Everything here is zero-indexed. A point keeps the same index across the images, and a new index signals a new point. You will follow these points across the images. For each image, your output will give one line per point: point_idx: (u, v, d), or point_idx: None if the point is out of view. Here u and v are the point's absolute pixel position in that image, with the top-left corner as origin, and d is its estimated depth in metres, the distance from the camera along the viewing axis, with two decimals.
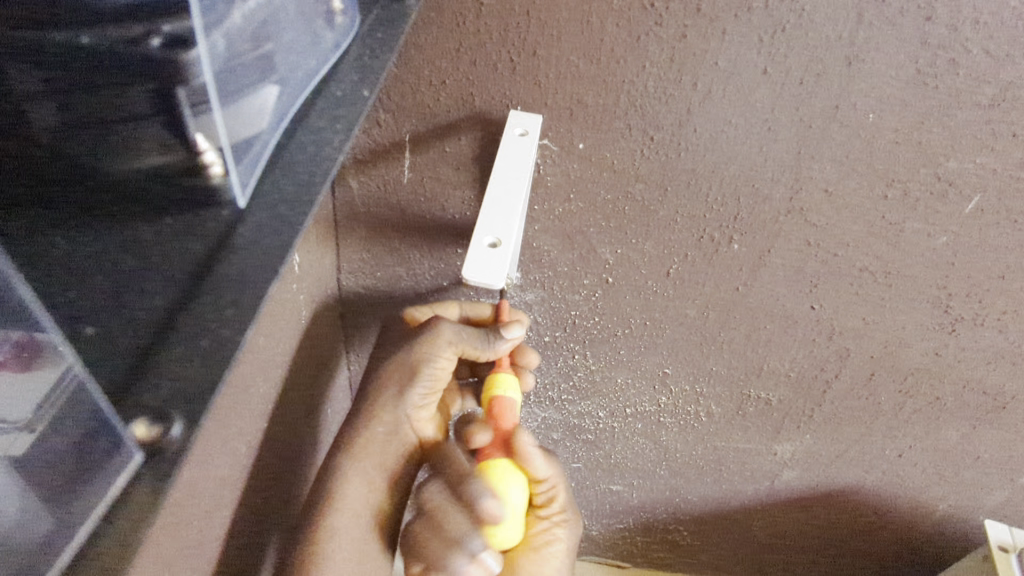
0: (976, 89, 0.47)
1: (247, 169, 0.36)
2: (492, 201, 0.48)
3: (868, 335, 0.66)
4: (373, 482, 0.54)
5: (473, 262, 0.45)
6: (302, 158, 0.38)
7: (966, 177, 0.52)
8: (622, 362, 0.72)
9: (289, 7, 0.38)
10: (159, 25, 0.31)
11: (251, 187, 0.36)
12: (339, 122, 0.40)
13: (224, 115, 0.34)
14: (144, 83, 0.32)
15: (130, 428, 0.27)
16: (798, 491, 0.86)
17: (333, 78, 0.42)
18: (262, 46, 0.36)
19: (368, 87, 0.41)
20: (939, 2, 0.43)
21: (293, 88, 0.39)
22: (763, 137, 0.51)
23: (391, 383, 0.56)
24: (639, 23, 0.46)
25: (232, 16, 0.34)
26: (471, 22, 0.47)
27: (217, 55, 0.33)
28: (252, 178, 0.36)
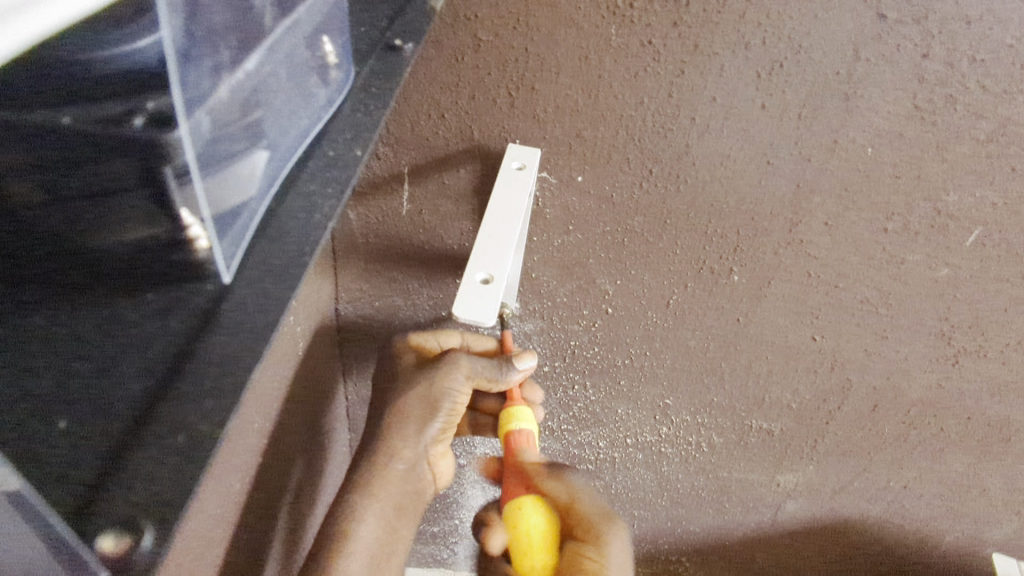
0: (973, 125, 0.47)
1: (235, 241, 0.33)
2: (484, 236, 0.48)
3: (871, 366, 0.65)
4: (385, 520, 0.53)
5: (464, 298, 0.45)
6: (293, 225, 0.35)
7: (966, 211, 0.52)
8: (623, 393, 0.71)
9: (281, 69, 0.36)
10: (144, 100, 0.29)
11: (238, 262, 0.33)
12: (331, 184, 0.37)
13: (211, 188, 0.31)
14: (126, 157, 0.29)
15: (96, 542, 0.23)
16: (802, 523, 0.85)
17: (326, 137, 0.40)
18: (250, 115, 0.34)
19: (361, 146, 0.39)
20: (935, 40, 0.43)
21: (284, 149, 0.37)
22: (763, 170, 0.51)
23: (407, 420, 0.53)
24: (637, 59, 0.46)
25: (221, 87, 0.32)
26: (469, 58, 0.47)
27: (202, 131, 0.30)
28: (239, 251, 0.33)
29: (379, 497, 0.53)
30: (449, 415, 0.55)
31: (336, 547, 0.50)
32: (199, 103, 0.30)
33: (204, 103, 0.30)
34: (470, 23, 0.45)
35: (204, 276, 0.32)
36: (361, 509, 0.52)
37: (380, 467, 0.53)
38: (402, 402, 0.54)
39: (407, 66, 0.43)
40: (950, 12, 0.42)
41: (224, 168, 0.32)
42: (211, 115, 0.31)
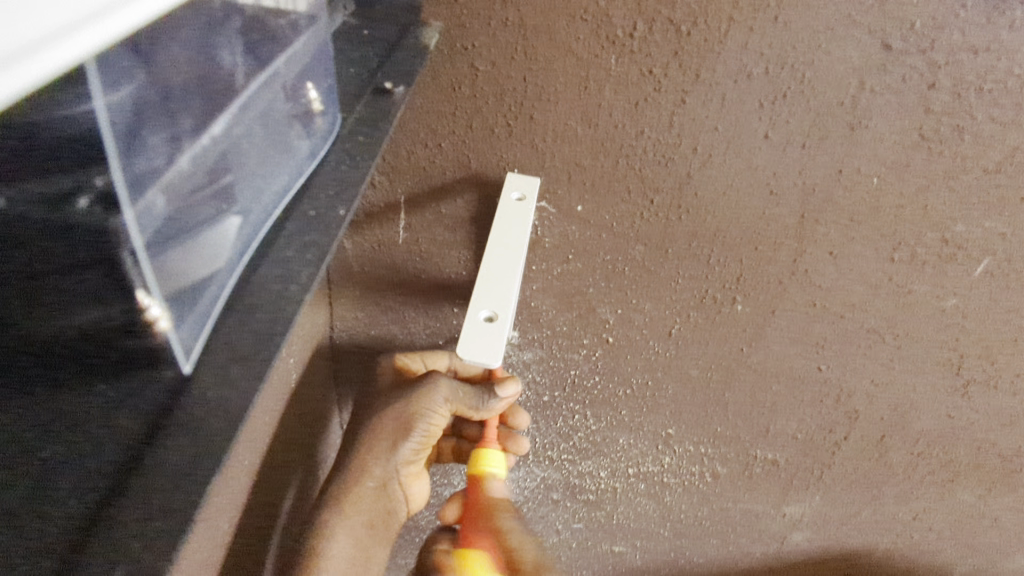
0: (980, 155, 0.46)
1: (199, 319, 0.31)
2: (486, 274, 0.46)
3: (877, 396, 0.63)
4: (358, 538, 0.50)
5: (469, 337, 0.43)
6: (264, 296, 0.33)
7: (974, 241, 0.51)
8: (624, 423, 0.70)
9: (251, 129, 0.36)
10: (92, 176, 0.32)
11: (203, 340, 0.31)
12: (308, 250, 0.35)
13: (168, 260, 0.31)
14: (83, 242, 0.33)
15: None
16: (808, 554, 0.83)
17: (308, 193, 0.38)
18: (217, 179, 0.34)
19: (344, 204, 0.37)
20: (941, 70, 0.42)
21: (257, 211, 0.36)
22: (765, 199, 0.50)
23: (381, 436, 0.51)
24: (637, 88, 0.45)
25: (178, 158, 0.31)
26: (467, 86, 0.46)
27: (156, 207, 0.30)
28: (204, 328, 0.31)
29: (353, 516, 0.50)
30: (424, 436, 0.52)
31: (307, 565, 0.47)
32: (151, 180, 0.30)
33: (159, 177, 0.30)
34: (468, 52, 0.45)
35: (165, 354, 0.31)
36: (334, 527, 0.49)
37: (349, 484, 0.51)
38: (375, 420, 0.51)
39: (398, 112, 0.41)
40: (955, 43, 0.41)
41: (185, 237, 0.32)
42: (167, 188, 0.31)
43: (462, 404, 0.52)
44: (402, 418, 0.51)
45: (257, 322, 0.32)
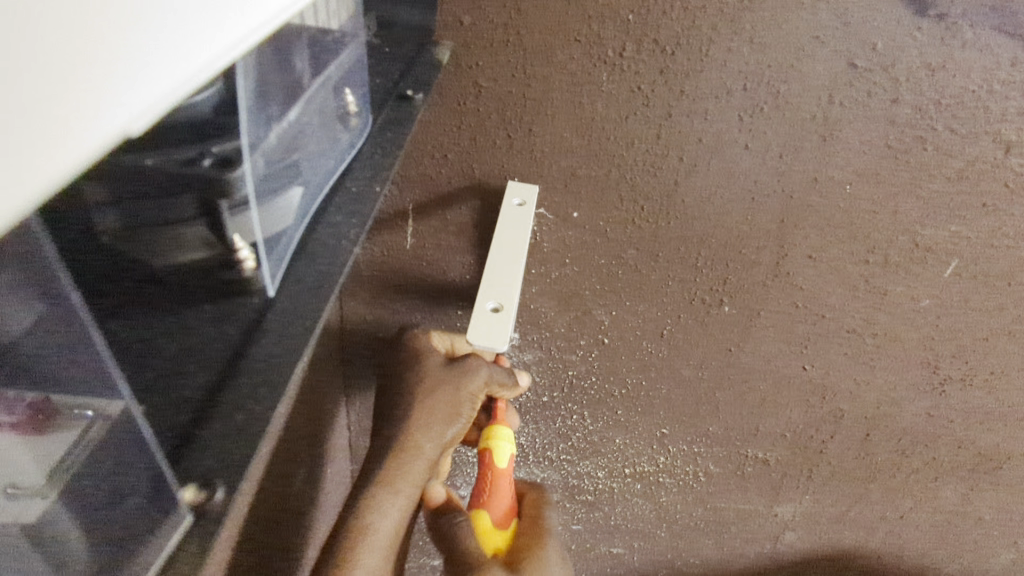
0: (943, 163, 0.50)
1: (278, 261, 0.37)
2: (493, 269, 0.50)
3: (861, 394, 0.67)
4: (405, 514, 0.47)
5: (478, 326, 0.47)
6: (322, 252, 0.38)
7: (942, 245, 0.55)
8: (621, 423, 0.73)
9: (313, 119, 0.41)
10: (210, 145, 0.35)
11: (281, 275, 0.37)
12: (353, 216, 0.40)
13: (262, 214, 0.37)
14: (190, 192, 0.34)
15: (181, 492, 0.28)
16: (801, 554, 0.85)
17: (348, 175, 0.43)
18: (290, 157, 0.39)
19: (380, 184, 0.42)
20: (902, 86, 0.47)
21: (313, 185, 0.41)
22: (748, 206, 0.54)
23: (435, 416, 0.50)
24: (627, 103, 0.49)
25: (269, 135, 0.37)
26: (471, 102, 0.51)
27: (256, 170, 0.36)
28: (281, 267, 0.38)
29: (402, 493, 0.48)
30: (466, 421, 0.52)
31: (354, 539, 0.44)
32: (253, 150, 0.36)
33: (258, 147, 0.36)
34: (473, 70, 0.49)
35: (250, 289, 0.37)
36: (383, 502, 0.46)
37: (402, 461, 0.48)
38: (429, 400, 0.51)
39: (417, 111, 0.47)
40: (913, 62, 0.46)
41: (268, 199, 0.37)
42: (263, 158, 0.37)
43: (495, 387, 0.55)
44: (454, 401, 0.51)
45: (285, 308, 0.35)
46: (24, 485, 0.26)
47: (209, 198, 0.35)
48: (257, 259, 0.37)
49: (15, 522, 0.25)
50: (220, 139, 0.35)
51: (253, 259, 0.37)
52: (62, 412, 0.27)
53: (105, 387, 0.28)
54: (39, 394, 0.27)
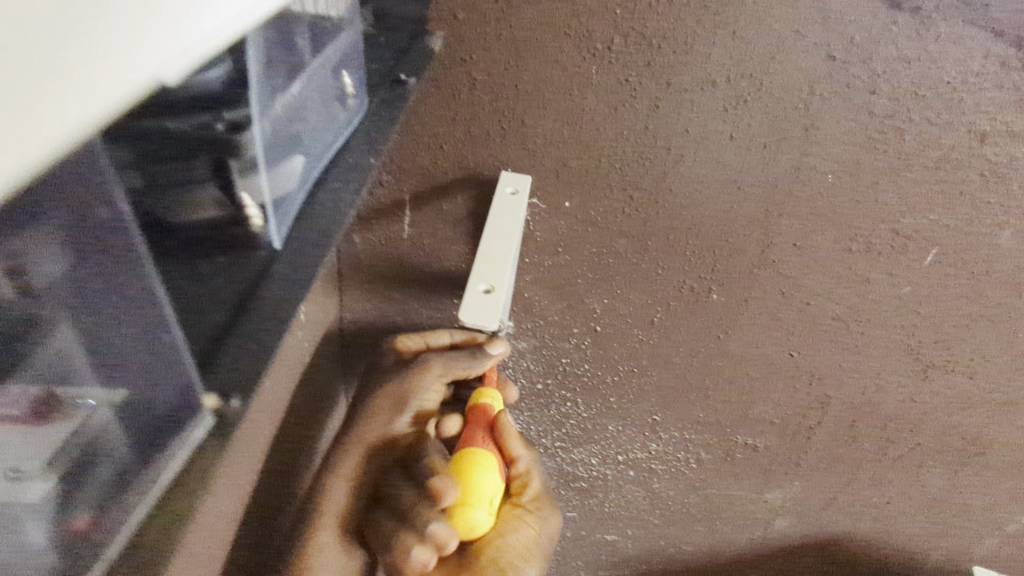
0: (922, 152, 0.52)
1: (282, 221, 0.41)
2: (484, 256, 0.52)
3: (847, 381, 0.69)
4: (359, 501, 0.52)
5: (467, 305, 0.49)
6: (323, 212, 0.43)
7: (920, 231, 0.57)
8: (614, 410, 0.74)
9: (313, 91, 0.43)
10: (222, 111, 0.39)
11: (286, 234, 0.41)
12: (351, 182, 0.44)
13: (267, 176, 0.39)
14: (205, 155, 0.39)
15: (203, 399, 0.33)
16: (790, 539, 0.87)
17: (346, 149, 0.46)
18: (290, 125, 0.41)
19: (375, 154, 0.46)
20: (880, 78, 0.49)
21: (312, 154, 0.44)
22: (733, 196, 0.56)
23: (383, 410, 0.54)
24: (616, 95, 0.51)
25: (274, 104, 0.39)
26: (465, 93, 0.52)
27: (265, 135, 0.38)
28: (286, 226, 0.41)
29: (351, 482, 0.51)
30: (419, 413, 0.55)
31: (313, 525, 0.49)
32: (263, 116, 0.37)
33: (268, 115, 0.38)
34: (466, 63, 0.51)
35: (255, 243, 0.41)
36: (332, 489, 0.50)
37: (353, 451, 0.52)
38: (377, 395, 0.55)
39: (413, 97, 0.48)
40: (890, 54, 0.48)
41: (271, 161, 0.39)
42: (268, 123, 0.38)
43: (457, 372, 0.56)
44: (400, 393, 0.54)
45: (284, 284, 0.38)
46: (24, 471, 0.29)
47: (220, 159, 0.39)
48: (264, 218, 0.40)
49: (21, 501, 0.28)
50: (231, 107, 0.39)
51: (260, 218, 0.40)
52: (66, 400, 0.31)
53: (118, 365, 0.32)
54: (44, 390, 0.30)
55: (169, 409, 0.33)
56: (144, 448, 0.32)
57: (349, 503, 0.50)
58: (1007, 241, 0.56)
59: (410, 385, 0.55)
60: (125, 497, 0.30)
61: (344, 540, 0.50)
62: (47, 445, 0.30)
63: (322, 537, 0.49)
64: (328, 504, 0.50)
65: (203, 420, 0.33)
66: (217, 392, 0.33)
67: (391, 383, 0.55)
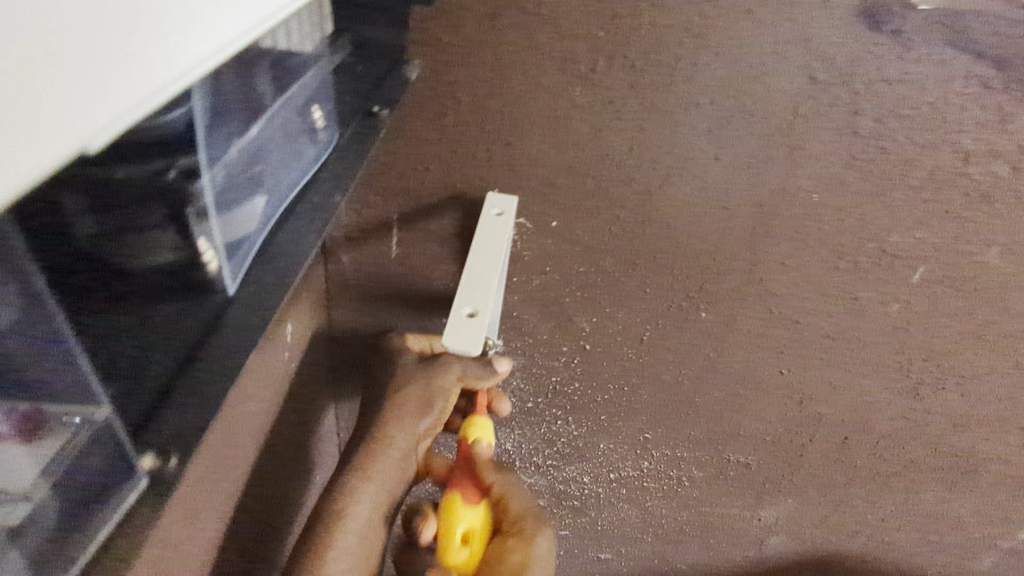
0: (906, 172, 0.52)
1: (239, 263, 0.43)
2: (471, 274, 0.52)
3: (837, 399, 0.68)
4: (379, 503, 0.50)
5: (452, 330, 0.49)
6: (281, 251, 0.44)
7: (908, 250, 0.57)
8: (605, 428, 0.74)
9: (277, 136, 0.47)
10: (176, 158, 0.40)
11: (242, 275, 0.43)
12: (312, 222, 0.46)
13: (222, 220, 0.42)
14: (159, 202, 0.40)
15: (141, 459, 0.34)
16: (786, 557, 0.86)
17: (314, 186, 0.49)
18: (252, 170, 0.45)
19: (339, 192, 0.48)
20: (863, 99, 0.49)
21: (282, 196, 0.47)
22: (720, 215, 0.56)
23: (408, 411, 0.52)
24: (600, 117, 0.52)
25: (229, 151, 0.43)
26: (450, 115, 0.52)
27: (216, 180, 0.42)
28: (244, 265, 0.43)
29: (375, 482, 0.50)
30: (442, 413, 0.53)
31: (327, 530, 0.48)
32: (212, 161, 0.42)
33: (216, 158, 0.42)
34: (450, 85, 0.51)
35: (214, 286, 0.42)
36: (356, 491, 0.49)
37: (377, 450, 0.51)
38: (400, 394, 0.53)
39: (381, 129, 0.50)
40: (872, 75, 0.48)
41: (231, 206, 0.43)
42: (224, 171, 0.43)
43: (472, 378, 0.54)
44: (425, 393, 0.52)
45: (243, 330, 0.40)
46: (3, 492, 0.32)
47: (176, 206, 0.41)
48: (218, 260, 0.42)
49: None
50: (185, 152, 0.40)
51: (214, 260, 0.42)
52: (51, 419, 0.34)
53: (84, 401, 0.34)
54: (34, 407, 0.34)
55: (109, 465, 0.34)
56: (78, 509, 0.33)
57: (370, 504, 0.49)
58: (995, 261, 0.57)
59: (434, 387, 0.53)
60: (71, 542, 0.32)
61: (361, 545, 0.49)
62: (18, 477, 0.32)
63: (338, 542, 0.48)
64: (347, 507, 0.49)
65: (138, 483, 0.34)
66: (155, 450, 0.35)
67: (414, 380, 0.53)
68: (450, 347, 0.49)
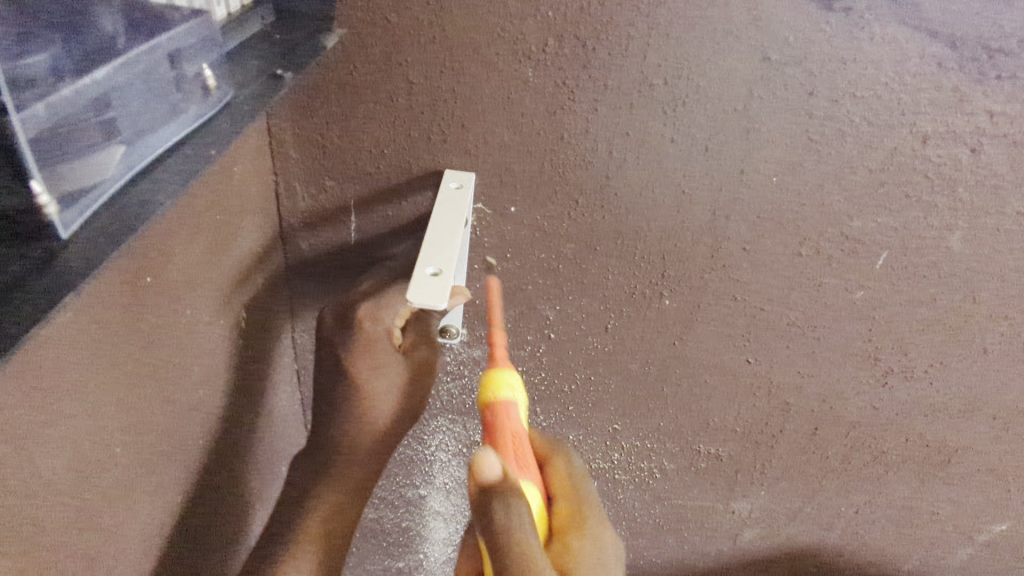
0: (864, 155, 0.52)
1: (77, 213, 0.34)
2: (433, 242, 0.49)
3: (805, 388, 0.68)
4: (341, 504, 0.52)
5: (415, 284, 0.45)
6: (137, 204, 0.36)
7: (871, 235, 0.56)
8: (574, 419, 0.73)
9: (137, 78, 0.38)
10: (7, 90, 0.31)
11: (80, 226, 0.34)
12: (179, 179, 0.38)
13: (54, 168, 0.33)
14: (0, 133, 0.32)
15: None
16: (761, 552, 0.85)
17: (188, 142, 0.41)
18: (98, 113, 0.36)
19: (216, 149, 0.41)
20: (817, 79, 0.48)
21: (143, 150, 0.38)
22: (679, 199, 0.55)
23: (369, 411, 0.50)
24: (554, 98, 0.51)
25: (63, 85, 0.33)
26: (404, 97, 0.52)
27: (41, 118, 0.32)
28: (83, 220, 0.34)
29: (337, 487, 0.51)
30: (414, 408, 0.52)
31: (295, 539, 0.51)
32: (35, 95, 0.32)
33: (44, 94, 0.32)
34: (402, 66, 0.50)
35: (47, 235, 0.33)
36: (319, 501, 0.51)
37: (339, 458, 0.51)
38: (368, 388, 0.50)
39: (282, 92, 0.46)
40: (827, 53, 0.47)
41: (68, 152, 0.34)
42: (53, 107, 0.33)
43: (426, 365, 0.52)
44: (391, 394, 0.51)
45: (99, 239, 0.34)
46: None
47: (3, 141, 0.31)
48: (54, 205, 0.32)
49: None
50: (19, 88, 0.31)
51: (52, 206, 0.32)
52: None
53: None
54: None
55: None
56: None
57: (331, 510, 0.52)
58: (957, 246, 0.56)
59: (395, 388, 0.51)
60: None
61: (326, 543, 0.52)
62: None
63: (303, 549, 0.51)
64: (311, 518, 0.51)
65: None
66: None
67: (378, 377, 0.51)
68: (414, 303, 0.44)
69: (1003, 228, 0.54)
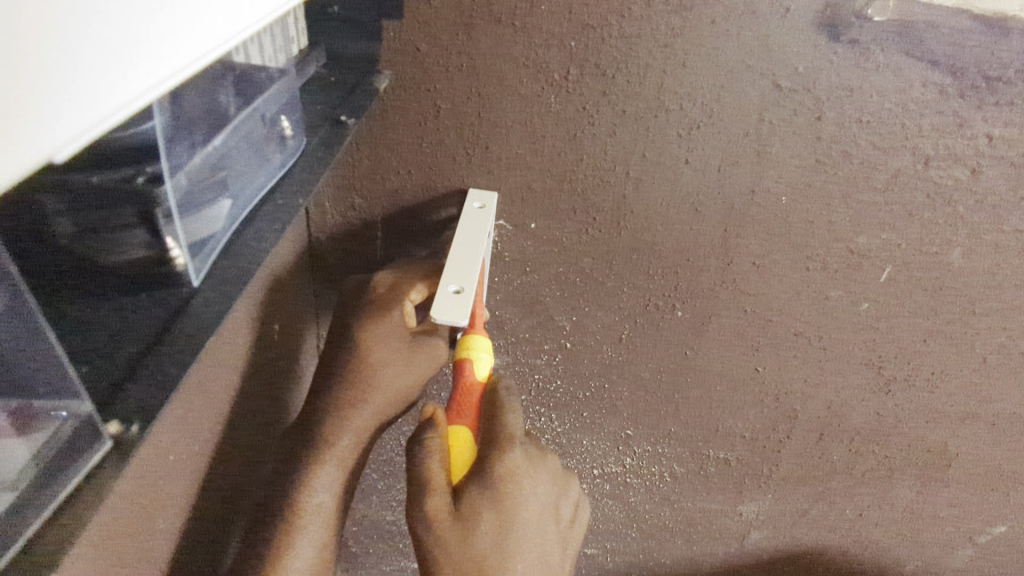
0: (870, 175, 0.54)
1: (202, 259, 0.44)
2: (456, 259, 0.51)
3: (811, 395, 0.70)
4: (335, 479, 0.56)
5: (439, 303, 0.47)
6: (245, 249, 0.46)
7: (875, 251, 0.59)
8: (587, 424, 0.76)
9: (241, 140, 0.47)
10: (145, 165, 0.39)
11: (205, 271, 0.44)
12: (276, 224, 0.48)
13: (186, 223, 0.43)
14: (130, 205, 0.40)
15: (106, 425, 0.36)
16: (768, 552, 0.88)
17: (278, 188, 0.50)
18: (216, 175, 0.45)
19: (304, 196, 0.50)
20: (824, 105, 0.51)
21: (245, 199, 0.48)
22: (691, 217, 0.58)
23: (370, 402, 0.55)
24: (574, 122, 0.54)
25: (194, 157, 0.43)
26: (432, 121, 0.54)
27: (180, 187, 0.42)
28: (206, 264, 0.44)
29: (331, 463, 0.56)
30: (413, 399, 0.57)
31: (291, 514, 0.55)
32: (178, 169, 0.42)
33: (182, 168, 0.42)
34: (430, 92, 0.53)
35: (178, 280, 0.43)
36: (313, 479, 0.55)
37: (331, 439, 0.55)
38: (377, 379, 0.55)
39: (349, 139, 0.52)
40: (833, 82, 0.50)
41: (195, 207, 0.43)
42: (187, 176, 0.43)
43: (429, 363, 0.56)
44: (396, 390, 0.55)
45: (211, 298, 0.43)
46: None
47: (146, 209, 0.40)
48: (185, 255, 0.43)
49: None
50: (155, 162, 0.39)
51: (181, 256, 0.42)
52: (46, 413, 0.34)
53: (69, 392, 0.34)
54: (23, 400, 0.34)
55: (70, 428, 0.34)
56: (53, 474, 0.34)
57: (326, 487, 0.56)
58: (958, 261, 0.58)
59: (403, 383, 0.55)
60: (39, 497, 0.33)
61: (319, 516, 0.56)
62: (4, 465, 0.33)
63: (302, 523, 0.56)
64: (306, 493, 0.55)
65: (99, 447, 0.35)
66: (119, 418, 0.36)
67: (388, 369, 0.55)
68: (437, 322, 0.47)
69: (1002, 244, 0.57)
